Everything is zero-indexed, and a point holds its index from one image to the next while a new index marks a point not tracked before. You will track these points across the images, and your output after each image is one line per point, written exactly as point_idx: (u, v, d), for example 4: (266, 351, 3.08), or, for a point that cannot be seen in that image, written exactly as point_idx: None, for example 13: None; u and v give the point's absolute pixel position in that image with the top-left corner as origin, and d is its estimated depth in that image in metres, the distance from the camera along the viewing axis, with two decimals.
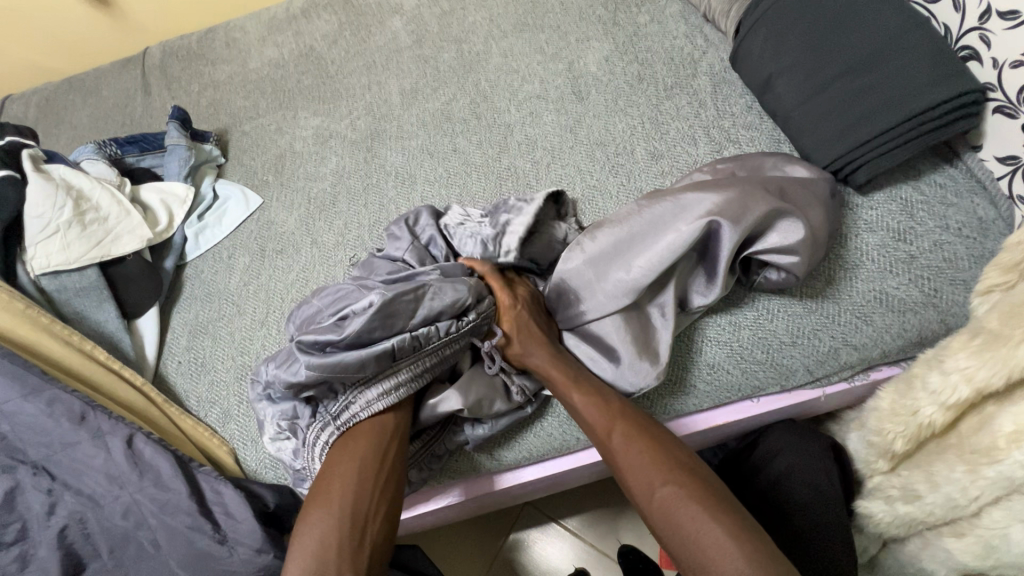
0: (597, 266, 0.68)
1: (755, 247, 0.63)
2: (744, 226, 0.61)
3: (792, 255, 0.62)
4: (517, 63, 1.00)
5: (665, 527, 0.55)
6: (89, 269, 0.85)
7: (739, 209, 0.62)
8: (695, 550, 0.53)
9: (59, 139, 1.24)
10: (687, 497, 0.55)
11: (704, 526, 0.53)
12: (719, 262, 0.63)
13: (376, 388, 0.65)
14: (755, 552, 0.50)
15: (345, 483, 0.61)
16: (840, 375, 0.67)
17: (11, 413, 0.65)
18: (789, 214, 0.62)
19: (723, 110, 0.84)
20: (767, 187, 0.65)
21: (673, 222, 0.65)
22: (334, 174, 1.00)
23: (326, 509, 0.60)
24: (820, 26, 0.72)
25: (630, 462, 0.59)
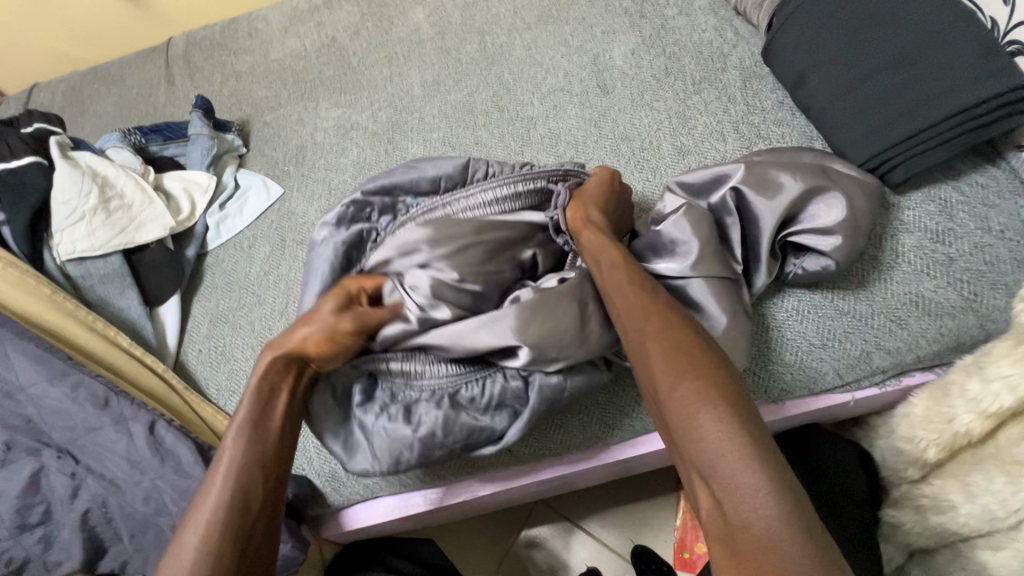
0: (705, 220, 0.62)
1: (793, 228, 0.62)
2: (782, 206, 0.61)
3: (830, 237, 0.61)
4: (541, 55, 0.99)
5: (675, 420, 0.48)
6: (113, 256, 0.86)
7: (773, 190, 0.62)
8: (702, 451, 0.46)
9: (85, 127, 1.25)
10: (715, 399, 0.47)
11: (723, 434, 0.45)
12: (758, 245, 0.62)
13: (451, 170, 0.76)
14: (773, 471, 0.43)
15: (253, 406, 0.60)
16: (871, 380, 0.65)
17: (38, 396, 0.66)
18: (830, 191, 0.61)
19: (753, 105, 0.82)
20: (802, 166, 0.63)
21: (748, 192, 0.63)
22: (355, 165, 0.99)
23: (243, 442, 0.58)
24: (859, 20, 0.70)
25: (658, 348, 0.52)
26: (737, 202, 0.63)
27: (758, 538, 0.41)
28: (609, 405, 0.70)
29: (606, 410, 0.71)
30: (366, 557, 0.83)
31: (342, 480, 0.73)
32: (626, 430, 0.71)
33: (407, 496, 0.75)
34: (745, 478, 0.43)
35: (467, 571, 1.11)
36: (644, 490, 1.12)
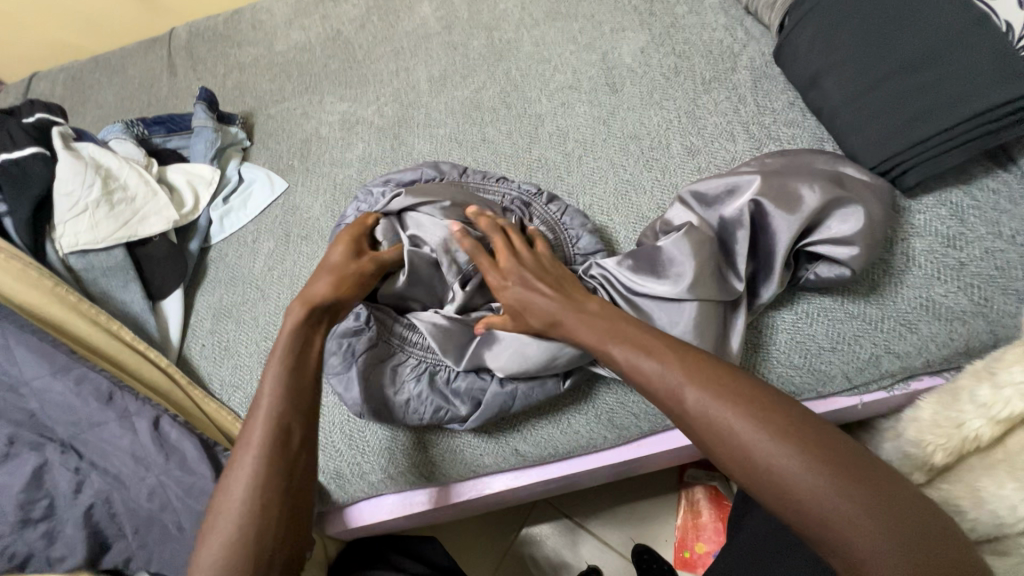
0: (707, 240, 0.62)
1: (811, 237, 0.61)
2: (801, 215, 0.60)
3: (848, 247, 0.60)
4: (549, 52, 0.98)
5: (748, 471, 0.46)
6: (117, 249, 0.85)
7: (792, 199, 0.61)
8: (787, 496, 0.44)
9: (86, 118, 1.24)
10: (777, 435, 0.46)
11: (827, 498, 0.43)
12: (774, 252, 0.61)
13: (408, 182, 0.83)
14: (891, 521, 0.42)
15: (272, 396, 0.57)
16: (879, 383, 0.65)
17: (41, 390, 0.65)
18: (848, 199, 0.61)
19: (764, 106, 0.82)
20: (819, 173, 0.63)
21: (771, 212, 0.61)
22: (361, 160, 0.99)
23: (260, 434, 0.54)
24: (873, 23, 0.70)
25: (698, 397, 0.50)
26: (754, 213, 0.62)
27: None
28: (616, 405, 0.70)
29: (614, 411, 0.70)
30: (370, 555, 0.83)
31: (347, 478, 0.73)
32: (633, 430, 0.71)
33: (411, 494, 0.75)
34: (840, 512, 0.42)
35: (468, 568, 1.11)
36: (646, 490, 1.12)
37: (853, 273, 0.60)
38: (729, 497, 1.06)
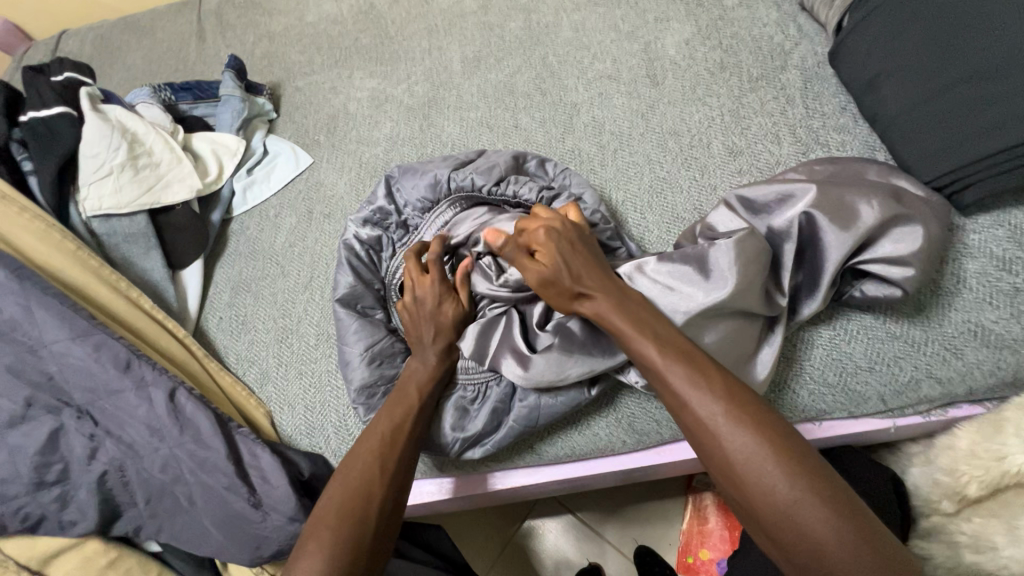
0: (760, 251, 0.58)
1: (863, 254, 0.58)
2: (855, 231, 0.57)
3: (903, 266, 0.57)
4: (589, 38, 0.95)
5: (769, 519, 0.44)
6: (139, 215, 0.84)
7: (847, 213, 0.58)
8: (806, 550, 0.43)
9: (113, 79, 1.23)
10: (805, 492, 0.43)
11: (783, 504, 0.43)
12: (821, 267, 0.58)
13: (425, 180, 0.79)
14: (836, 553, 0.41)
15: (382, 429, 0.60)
16: (916, 408, 0.63)
17: (60, 354, 0.64)
18: (907, 217, 0.57)
19: (813, 109, 0.78)
20: (876, 187, 0.60)
21: (823, 224, 0.58)
22: (388, 140, 0.96)
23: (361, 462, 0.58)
24: (944, 25, 0.66)
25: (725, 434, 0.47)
26: (805, 226, 0.59)
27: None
28: (639, 408, 0.68)
29: (634, 414, 0.68)
30: None
31: None
32: (652, 437, 0.69)
33: (421, 482, 0.74)
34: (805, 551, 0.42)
35: (469, 555, 1.12)
36: (654, 493, 1.10)
37: (904, 294, 0.57)
38: None
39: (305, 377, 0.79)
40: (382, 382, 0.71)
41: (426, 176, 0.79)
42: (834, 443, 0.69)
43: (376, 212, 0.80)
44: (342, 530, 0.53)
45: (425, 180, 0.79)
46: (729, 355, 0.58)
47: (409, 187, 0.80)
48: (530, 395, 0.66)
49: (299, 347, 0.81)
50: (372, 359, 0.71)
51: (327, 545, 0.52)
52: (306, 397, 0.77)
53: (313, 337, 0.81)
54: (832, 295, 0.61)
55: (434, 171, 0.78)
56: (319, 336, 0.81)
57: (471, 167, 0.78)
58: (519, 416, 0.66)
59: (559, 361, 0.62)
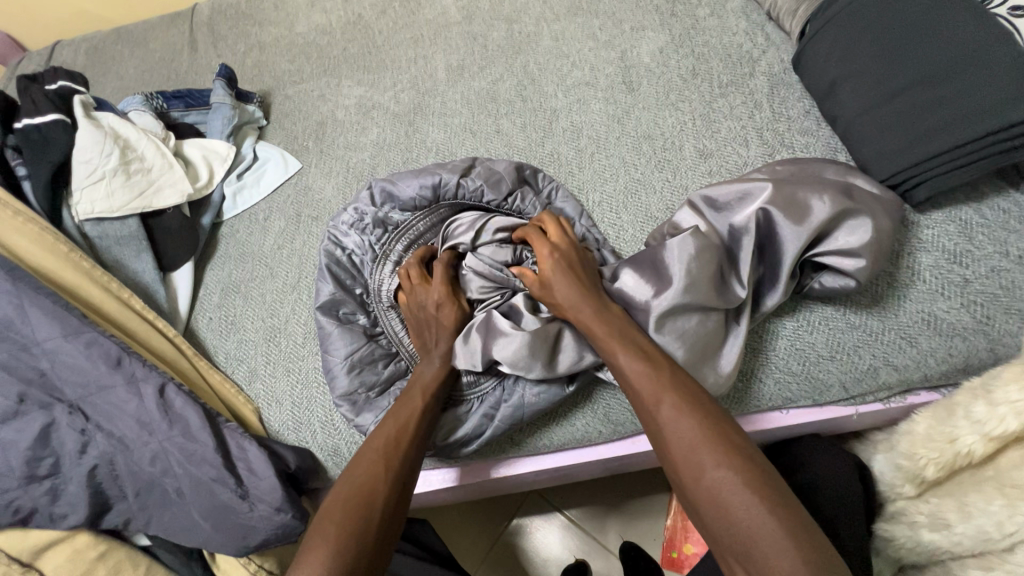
0: (710, 245, 0.61)
1: (819, 246, 0.61)
2: (810, 225, 0.60)
3: (856, 258, 0.60)
4: (568, 47, 0.99)
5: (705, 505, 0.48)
6: (130, 219, 0.86)
7: (802, 208, 0.61)
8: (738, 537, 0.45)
9: (106, 88, 1.26)
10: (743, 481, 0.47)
11: (725, 486, 0.47)
12: (780, 260, 0.61)
13: (430, 182, 0.80)
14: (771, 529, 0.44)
15: (384, 436, 0.62)
16: (876, 395, 0.66)
17: (52, 351, 0.66)
18: (859, 212, 0.61)
19: (779, 113, 0.82)
20: (831, 184, 0.63)
21: (781, 220, 0.61)
22: (374, 145, 0.99)
23: (366, 468, 0.60)
24: (894, 33, 0.70)
25: (675, 428, 0.52)
26: (762, 221, 0.62)
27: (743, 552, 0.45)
28: (613, 399, 0.71)
29: (610, 406, 0.71)
30: None
31: (344, 455, 0.75)
32: (628, 428, 0.71)
33: None
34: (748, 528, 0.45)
35: (457, 552, 1.13)
36: (637, 489, 1.13)
37: (858, 285, 0.60)
38: None
39: (292, 375, 0.81)
40: (362, 390, 0.73)
41: (427, 178, 0.80)
42: (801, 431, 0.72)
43: (357, 214, 0.81)
44: (343, 534, 0.54)
45: (430, 181, 0.80)
46: (698, 348, 0.60)
47: (403, 186, 0.81)
48: (514, 395, 0.69)
49: (287, 345, 0.83)
50: (353, 368, 0.74)
51: (333, 550, 0.53)
52: (293, 394, 0.79)
53: (301, 336, 0.84)
54: (793, 287, 0.64)
55: (439, 175, 0.80)
56: (307, 334, 0.83)
57: (477, 174, 0.81)
58: (504, 416, 0.68)
59: (549, 353, 0.65)
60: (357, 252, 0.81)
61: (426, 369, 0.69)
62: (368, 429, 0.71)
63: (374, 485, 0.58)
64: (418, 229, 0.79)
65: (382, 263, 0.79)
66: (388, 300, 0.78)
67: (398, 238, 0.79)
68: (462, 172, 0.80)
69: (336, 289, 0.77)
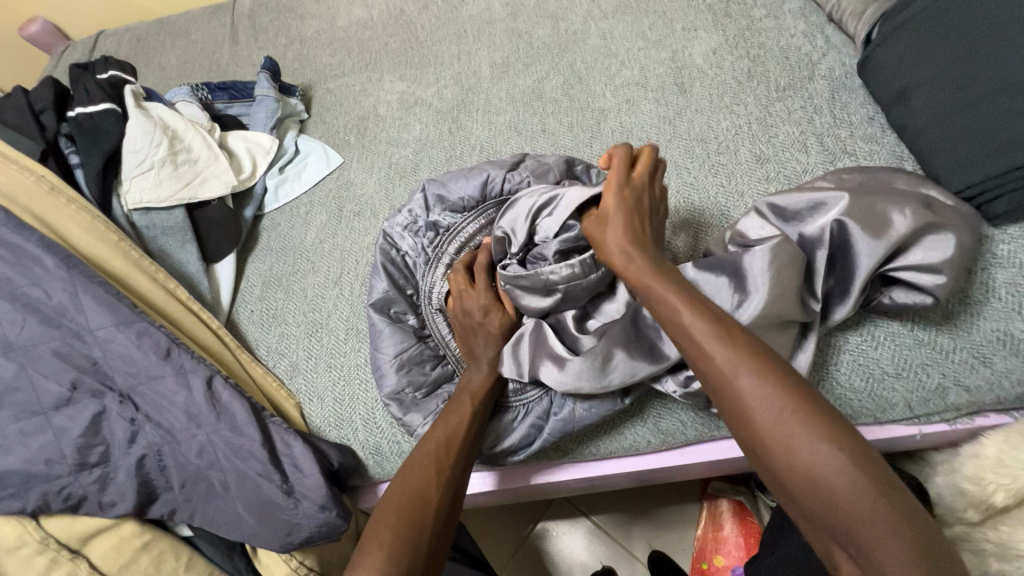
0: (794, 255, 0.58)
1: (895, 260, 0.58)
2: (888, 238, 0.57)
3: (934, 274, 0.57)
4: (616, 46, 0.97)
5: (797, 483, 0.43)
6: (177, 210, 0.87)
7: (879, 220, 0.59)
8: (839, 520, 0.41)
9: (149, 79, 1.27)
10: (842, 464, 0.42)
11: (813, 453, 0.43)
12: (852, 274, 0.59)
13: (478, 179, 0.77)
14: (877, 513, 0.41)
15: (436, 439, 0.62)
16: (942, 416, 0.63)
17: (105, 340, 0.67)
18: (938, 226, 0.58)
19: (840, 118, 0.79)
20: (908, 196, 0.60)
21: (858, 232, 0.58)
22: (417, 142, 0.99)
23: (419, 471, 0.59)
24: (973, 39, 0.67)
25: (763, 402, 0.46)
26: (836, 233, 0.60)
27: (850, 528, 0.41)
28: (665, 411, 0.69)
29: (661, 417, 0.69)
30: None
31: (385, 455, 0.75)
32: (677, 439, 0.69)
33: None
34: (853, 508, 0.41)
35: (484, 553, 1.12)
36: (669, 497, 1.11)
37: (934, 302, 0.58)
38: (754, 516, 1.04)
39: (334, 371, 0.80)
40: (410, 390, 0.72)
41: (476, 176, 0.77)
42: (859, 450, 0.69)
43: (410, 216, 0.79)
44: (401, 538, 0.54)
45: (478, 179, 0.77)
46: None
47: (451, 186, 0.78)
48: (564, 409, 0.67)
49: (329, 341, 0.83)
50: (401, 367, 0.73)
51: (393, 553, 0.53)
52: (335, 390, 0.79)
53: (343, 332, 0.83)
54: (862, 301, 0.61)
55: (486, 172, 0.77)
56: (348, 332, 0.83)
57: (524, 168, 0.78)
58: (554, 429, 0.67)
59: (600, 367, 0.62)
60: (411, 254, 0.79)
61: (472, 377, 0.68)
62: (415, 429, 0.70)
63: (426, 491, 0.58)
64: (467, 230, 0.77)
65: (434, 267, 0.77)
66: (438, 304, 0.76)
67: (450, 241, 0.77)
68: (505, 167, 0.78)
69: (387, 292, 0.76)
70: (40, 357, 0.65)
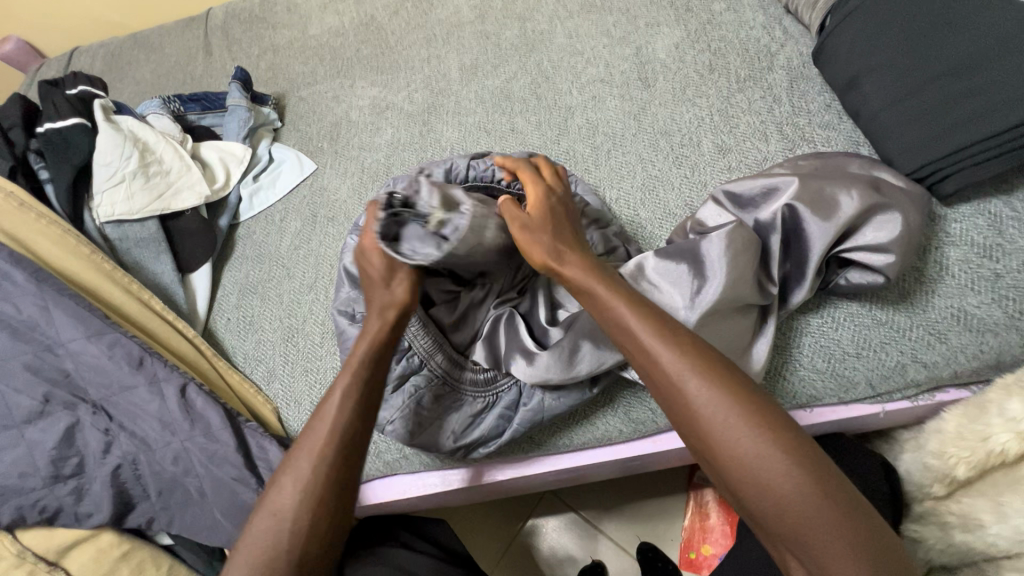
0: (749, 240, 0.60)
1: (847, 242, 0.60)
2: (838, 220, 0.59)
3: (884, 254, 0.59)
4: (582, 44, 0.98)
5: (753, 494, 0.46)
6: (150, 221, 0.87)
7: (829, 203, 0.60)
8: (790, 525, 0.44)
9: (123, 93, 1.27)
10: (796, 477, 0.44)
11: (766, 468, 0.45)
12: (806, 258, 0.60)
13: (440, 166, 0.76)
14: (834, 524, 0.43)
15: (314, 440, 0.54)
16: (903, 393, 0.64)
17: (76, 352, 0.67)
18: (886, 207, 0.59)
19: (798, 107, 0.81)
20: (858, 180, 0.62)
21: (808, 216, 0.60)
22: (389, 145, 1.00)
23: (294, 484, 0.52)
24: (919, 27, 0.68)
25: (712, 410, 0.47)
26: (788, 219, 0.61)
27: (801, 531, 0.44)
28: (635, 399, 0.70)
29: (631, 405, 0.70)
30: (380, 531, 0.85)
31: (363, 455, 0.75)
32: (649, 426, 0.70)
33: (423, 474, 0.77)
34: (804, 518, 0.44)
35: (474, 552, 1.13)
36: (655, 488, 1.12)
37: (886, 281, 0.59)
38: None
39: (310, 374, 0.81)
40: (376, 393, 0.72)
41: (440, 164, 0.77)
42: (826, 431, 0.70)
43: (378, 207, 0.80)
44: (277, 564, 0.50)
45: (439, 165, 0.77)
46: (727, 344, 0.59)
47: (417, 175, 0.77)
48: (533, 398, 0.68)
49: (306, 345, 0.83)
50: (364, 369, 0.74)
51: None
52: (312, 394, 0.79)
53: (319, 336, 0.84)
54: (819, 283, 0.63)
55: (451, 159, 0.77)
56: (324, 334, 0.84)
57: (491, 157, 0.78)
58: (524, 418, 0.68)
59: (567, 359, 0.63)
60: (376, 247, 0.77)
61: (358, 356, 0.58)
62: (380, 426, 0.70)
63: (299, 512, 0.51)
64: None
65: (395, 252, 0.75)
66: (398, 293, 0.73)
67: None
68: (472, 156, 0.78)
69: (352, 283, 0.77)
70: (12, 371, 0.66)
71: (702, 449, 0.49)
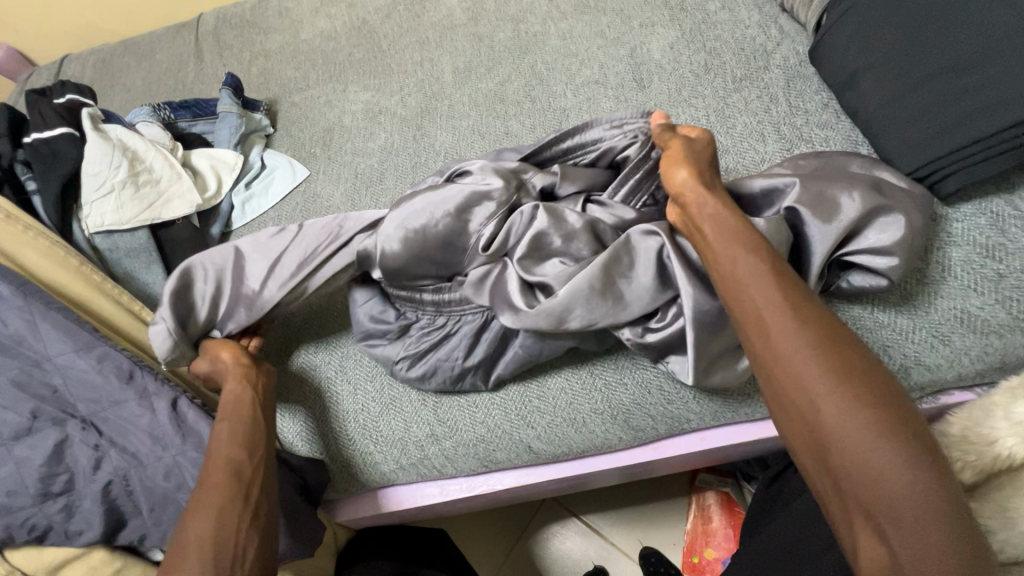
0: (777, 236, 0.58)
1: (850, 245, 0.59)
2: (840, 222, 0.58)
3: (888, 256, 0.58)
4: (576, 46, 0.97)
5: (844, 464, 0.42)
6: (140, 230, 0.86)
7: (830, 206, 0.59)
8: (881, 505, 0.41)
9: (113, 101, 1.26)
10: (904, 458, 0.41)
11: (869, 441, 0.42)
12: (808, 261, 0.59)
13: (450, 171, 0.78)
14: (932, 516, 0.40)
15: (223, 471, 0.57)
16: (907, 396, 0.63)
17: (64, 366, 0.66)
18: (889, 209, 0.58)
19: (796, 106, 0.80)
20: (859, 181, 0.61)
21: (812, 218, 0.59)
22: (382, 150, 0.98)
23: (212, 511, 0.54)
24: (916, 24, 0.68)
25: (821, 374, 0.44)
26: (789, 222, 0.60)
27: (892, 516, 0.40)
28: (635, 405, 0.68)
29: (630, 411, 0.68)
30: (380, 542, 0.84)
31: (360, 467, 0.74)
32: (649, 432, 0.69)
33: (422, 485, 0.76)
34: (897, 501, 0.40)
35: (475, 559, 1.12)
36: (657, 492, 1.11)
37: (890, 284, 0.58)
38: (741, 503, 1.04)
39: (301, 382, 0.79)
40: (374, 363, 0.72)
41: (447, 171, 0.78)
42: None
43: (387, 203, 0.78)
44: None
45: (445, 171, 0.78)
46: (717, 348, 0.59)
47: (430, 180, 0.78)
48: None
49: None
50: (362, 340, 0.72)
51: None
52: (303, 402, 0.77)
53: None
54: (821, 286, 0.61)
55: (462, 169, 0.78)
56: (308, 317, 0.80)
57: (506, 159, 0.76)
58: None
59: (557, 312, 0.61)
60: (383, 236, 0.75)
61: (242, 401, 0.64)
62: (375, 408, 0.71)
63: (227, 530, 0.53)
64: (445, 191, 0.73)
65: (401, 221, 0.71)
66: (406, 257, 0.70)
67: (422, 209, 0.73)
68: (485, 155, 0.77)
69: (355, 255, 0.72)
70: None
71: (796, 415, 0.46)
